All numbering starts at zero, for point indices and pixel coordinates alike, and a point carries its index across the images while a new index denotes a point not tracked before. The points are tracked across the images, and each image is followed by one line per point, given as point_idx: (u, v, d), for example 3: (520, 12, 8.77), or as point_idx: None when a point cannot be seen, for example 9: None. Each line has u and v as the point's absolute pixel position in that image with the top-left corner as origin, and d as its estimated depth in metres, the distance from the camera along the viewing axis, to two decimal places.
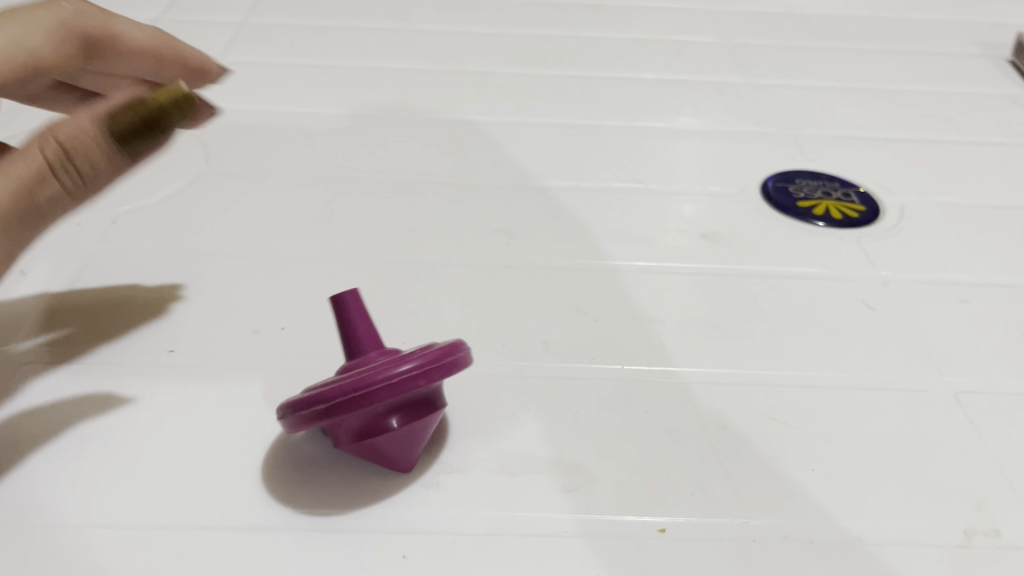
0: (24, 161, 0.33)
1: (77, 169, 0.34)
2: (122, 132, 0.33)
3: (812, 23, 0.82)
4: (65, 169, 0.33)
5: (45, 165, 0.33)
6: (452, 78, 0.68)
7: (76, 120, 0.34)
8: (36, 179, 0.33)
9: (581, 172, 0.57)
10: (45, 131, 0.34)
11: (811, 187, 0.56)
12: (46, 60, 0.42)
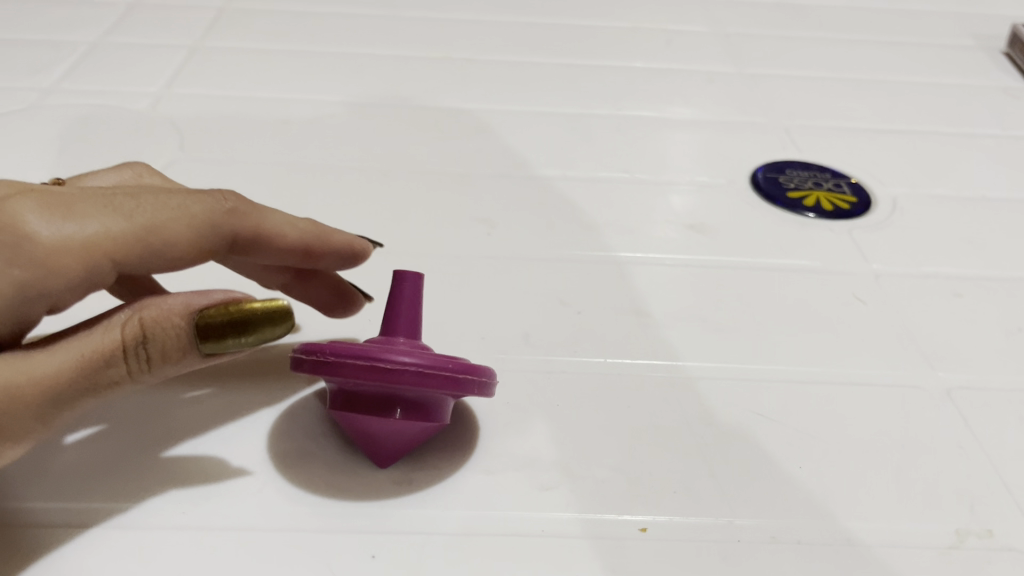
0: (97, 338, 0.29)
1: (149, 355, 0.29)
2: (217, 338, 0.30)
3: (803, 13, 0.80)
4: (142, 354, 0.29)
5: (118, 348, 0.29)
6: (436, 65, 0.67)
7: (167, 301, 0.30)
8: (104, 358, 0.29)
9: (566, 162, 0.56)
10: (131, 307, 0.30)
11: (801, 178, 0.55)
12: (181, 256, 0.32)
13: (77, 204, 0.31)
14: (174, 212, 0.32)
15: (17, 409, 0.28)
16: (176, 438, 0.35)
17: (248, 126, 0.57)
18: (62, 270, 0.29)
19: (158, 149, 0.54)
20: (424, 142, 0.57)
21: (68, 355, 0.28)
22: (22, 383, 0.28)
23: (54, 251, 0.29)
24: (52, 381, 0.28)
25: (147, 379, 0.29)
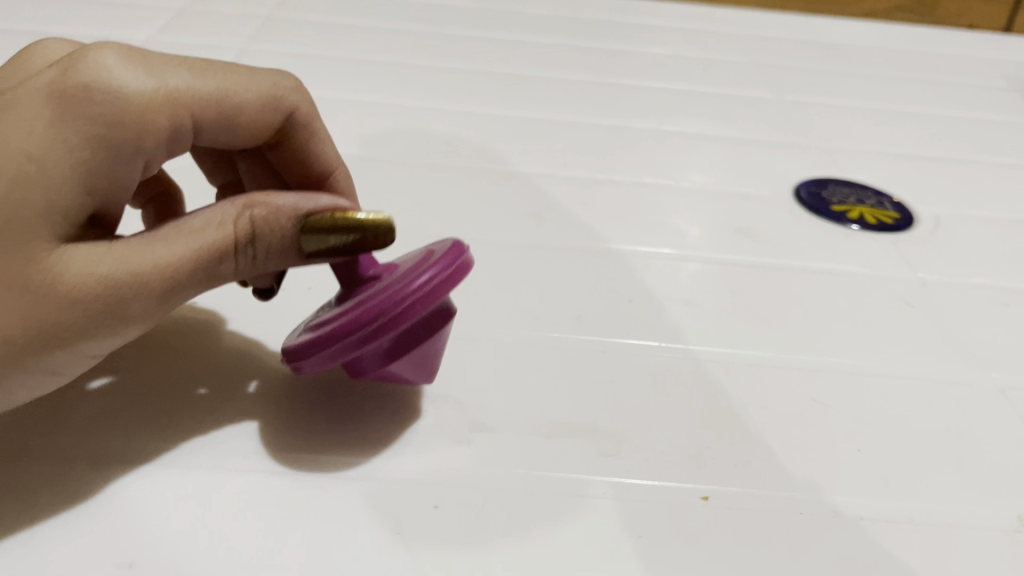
0: (212, 232, 0.31)
1: (256, 250, 0.32)
2: (323, 246, 0.32)
3: (838, 51, 0.82)
4: (251, 251, 0.32)
5: (230, 244, 0.31)
6: (480, 76, 0.68)
7: (275, 201, 0.32)
8: (219, 252, 0.31)
9: (611, 168, 0.56)
10: (240, 202, 0.32)
11: (843, 194, 0.55)
12: (247, 113, 0.37)
13: (154, 60, 0.33)
14: (241, 83, 0.37)
15: (142, 295, 0.30)
16: (238, 401, 0.35)
17: None
18: (150, 123, 0.32)
19: None
20: (470, 144, 0.57)
21: (186, 246, 0.31)
22: (151, 271, 0.30)
23: (145, 106, 0.32)
24: (174, 270, 0.31)
25: (251, 269, 0.32)
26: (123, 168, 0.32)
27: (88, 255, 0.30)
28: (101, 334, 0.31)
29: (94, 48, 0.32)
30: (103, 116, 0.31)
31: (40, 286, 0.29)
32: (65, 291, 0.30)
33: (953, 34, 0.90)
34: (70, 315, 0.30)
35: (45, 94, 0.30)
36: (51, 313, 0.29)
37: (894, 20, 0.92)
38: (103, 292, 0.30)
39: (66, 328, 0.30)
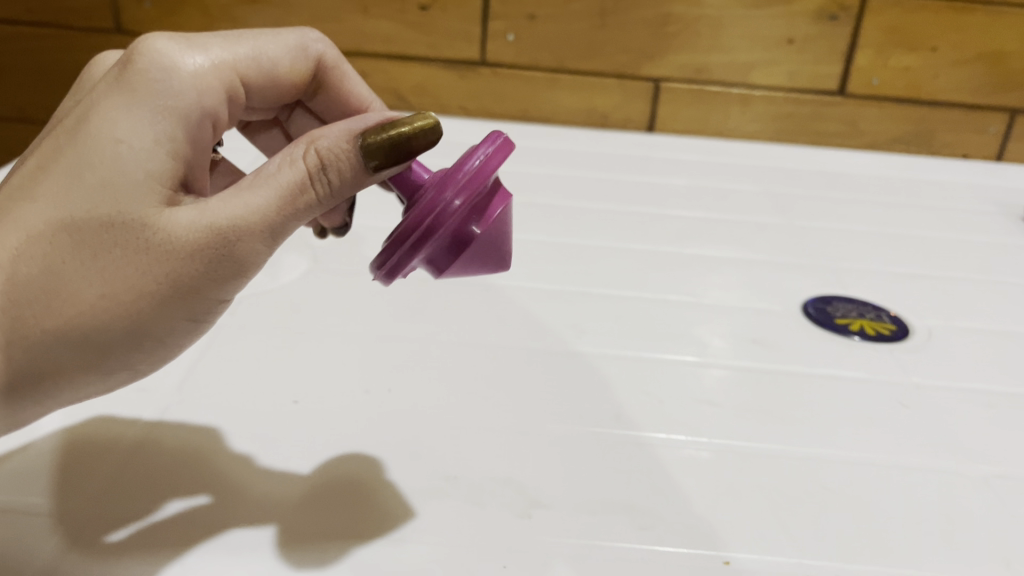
0: (288, 174, 0.39)
1: (329, 179, 0.39)
2: (375, 153, 0.39)
3: (841, 179, 0.91)
4: (324, 179, 0.39)
5: (305, 178, 0.39)
6: (523, 208, 0.77)
7: (332, 134, 0.39)
8: (299, 187, 0.39)
9: (638, 285, 0.64)
10: (304, 142, 0.39)
11: (846, 309, 0.63)
12: (283, 67, 0.50)
13: (195, 41, 0.44)
14: (260, 44, 0.49)
15: (250, 234, 0.39)
16: (341, 486, 0.42)
17: (370, 250, 0.67)
18: (207, 87, 0.43)
19: (298, 264, 0.63)
20: (517, 266, 0.66)
21: (272, 189, 0.39)
22: (248, 216, 0.39)
23: (197, 72, 0.43)
24: (267, 211, 0.39)
25: (329, 195, 0.40)
26: (197, 121, 0.42)
27: (195, 212, 0.39)
28: (223, 279, 0.39)
29: (143, 44, 0.42)
30: (166, 87, 0.41)
31: (162, 244, 0.38)
32: (185, 245, 0.38)
33: (949, 162, 0.99)
34: (195, 264, 0.38)
35: (115, 89, 0.40)
36: (180, 264, 0.38)
37: (895, 150, 1.02)
38: (216, 240, 0.38)
39: (201, 277, 0.39)
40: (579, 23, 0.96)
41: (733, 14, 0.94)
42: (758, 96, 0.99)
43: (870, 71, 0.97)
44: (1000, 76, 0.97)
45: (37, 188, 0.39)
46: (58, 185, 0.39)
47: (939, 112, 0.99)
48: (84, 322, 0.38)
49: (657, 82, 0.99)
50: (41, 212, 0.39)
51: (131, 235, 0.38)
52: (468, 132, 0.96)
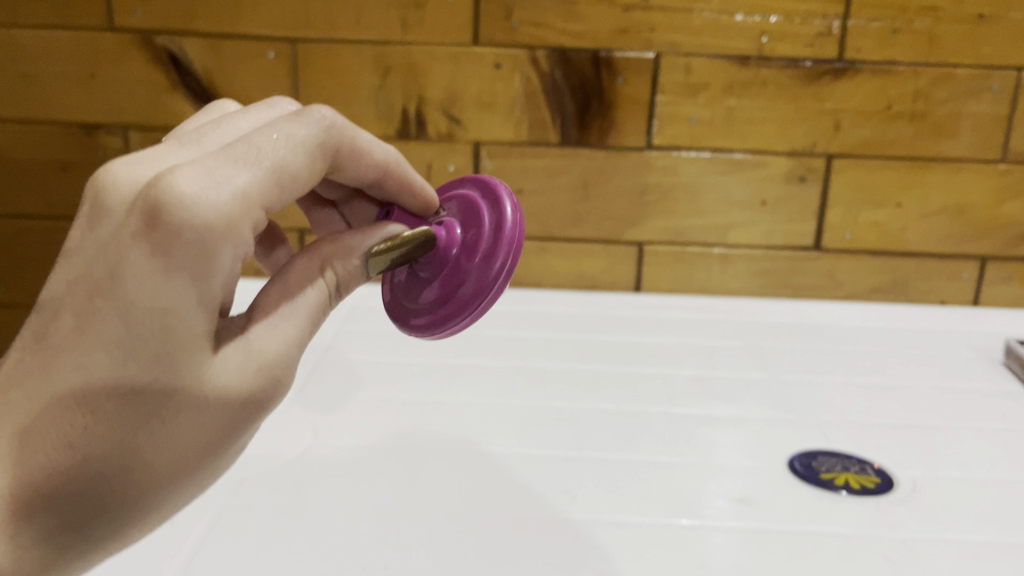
0: (313, 297, 0.45)
1: (341, 289, 0.47)
2: (380, 260, 0.48)
3: (823, 331, 0.95)
4: (337, 290, 0.47)
5: (327, 297, 0.46)
6: (516, 373, 0.81)
7: (345, 253, 0.47)
8: (320, 307, 0.46)
9: (628, 448, 0.66)
10: (321, 262, 0.46)
11: (831, 463, 0.65)
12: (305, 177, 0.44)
13: (216, 172, 0.39)
14: (283, 153, 0.42)
15: (287, 365, 0.43)
16: None
17: (369, 425, 0.69)
18: (239, 234, 0.39)
19: (298, 442, 0.66)
20: (511, 433, 0.68)
21: (301, 317, 0.45)
22: (285, 351, 0.43)
23: (230, 213, 0.39)
24: (297, 337, 0.44)
25: (337, 298, 0.47)
26: (232, 264, 0.40)
27: (238, 358, 0.41)
28: (265, 410, 0.43)
29: (168, 190, 0.37)
30: (204, 246, 0.38)
31: (216, 399, 0.40)
32: (239, 394, 0.41)
33: (927, 310, 1.03)
34: (243, 407, 0.41)
35: (151, 250, 0.37)
36: (232, 412, 0.41)
37: (874, 300, 1.06)
38: (266, 380, 0.42)
39: (248, 417, 0.42)
40: (564, 194, 1.02)
41: (708, 180, 1.01)
42: (738, 254, 1.04)
43: (842, 227, 1.03)
44: (965, 227, 1.02)
45: (76, 365, 0.38)
46: (98, 359, 0.37)
47: (913, 262, 1.04)
48: (147, 487, 0.40)
49: (641, 245, 1.04)
50: (90, 390, 0.37)
51: (184, 398, 0.39)
52: None
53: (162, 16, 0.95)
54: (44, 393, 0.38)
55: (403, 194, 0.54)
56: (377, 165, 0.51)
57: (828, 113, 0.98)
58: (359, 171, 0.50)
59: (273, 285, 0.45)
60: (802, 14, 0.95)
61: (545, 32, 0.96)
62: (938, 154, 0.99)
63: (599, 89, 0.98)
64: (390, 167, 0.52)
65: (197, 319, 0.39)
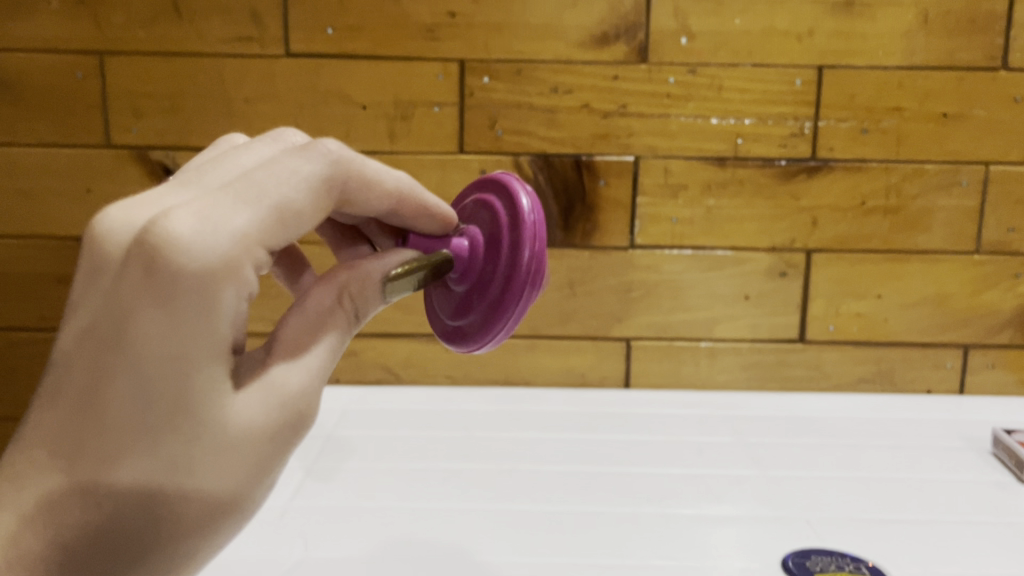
0: (332, 328, 0.44)
1: (360, 318, 0.46)
2: (399, 283, 0.48)
3: (812, 424, 0.95)
4: (357, 319, 0.46)
5: (348, 323, 0.45)
6: (508, 476, 0.81)
7: (365, 277, 0.46)
8: (340, 336, 0.45)
9: (622, 553, 0.66)
10: (336, 290, 0.45)
11: (825, 562, 0.64)
12: (310, 214, 0.43)
13: (214, 212, 0.38)
14: (285, 189, 0.41)
15: (315, 397, 0.43)
16: None
17: (360, 535, 0.69)
18: (242, 273, 0.38)
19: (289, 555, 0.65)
20: (504, 539, 0.68)
21: (323, 349, 0.44)
22: (310, 384, 0.42)
23: (234, 253, 0.38)
24: (322, 369, 0.43)
25: (356, 328, 0.46)
26: (236, 312, 0.39)
27: (261, 396, 0.41)
28: (292, 448, 0.42)
29: (167, 237, 0.37)
30: (212, 289, 0.37)
31: (241, 441, 0.39)
32: (266, 436, 0.40)
33: (913, 399, 1.04)
34: (269, 449, 0.41)
35: (156, 298, 0.36)
36: (261, 460, 0.40)
37: (861, 390, 1.07)
38: (293, 416, 0.41)
39: (277, 456, 0.41)
40: (551, 293, 1.04)
41: (692, 276, 1.03)
42: (725, 348, 1.05)
43: (825, 318, 1.04)
44: (945, 316, 1.04)
45: (88, 433, 0.36)
46: (112, 418, 0.36)
47: (897, 351, 1.05)
48: (179, 541, 0.39)
49: (629, 341, 1.05)
50: (105, 452, 0.36)
51: (206, 454, 0.38)
52: (454, 401, 1.01)
53: (158, 132, 0.98)
54: (53, 463, 0.37)
55: (421, 220, 0.55)
56: (391, 196, 0.50)
57: (804, 210, 1.01)
58: (372, 205, 0.50)
59: (291, 320, 0.44)
60: (773, 116, 0.99)
61: (528, 138, 1.00)
62: (914, 247, 1.02)
63: (582, 192, 1.01)
64: (403, 196, 0.51)
65: (213, 369, 0.38)
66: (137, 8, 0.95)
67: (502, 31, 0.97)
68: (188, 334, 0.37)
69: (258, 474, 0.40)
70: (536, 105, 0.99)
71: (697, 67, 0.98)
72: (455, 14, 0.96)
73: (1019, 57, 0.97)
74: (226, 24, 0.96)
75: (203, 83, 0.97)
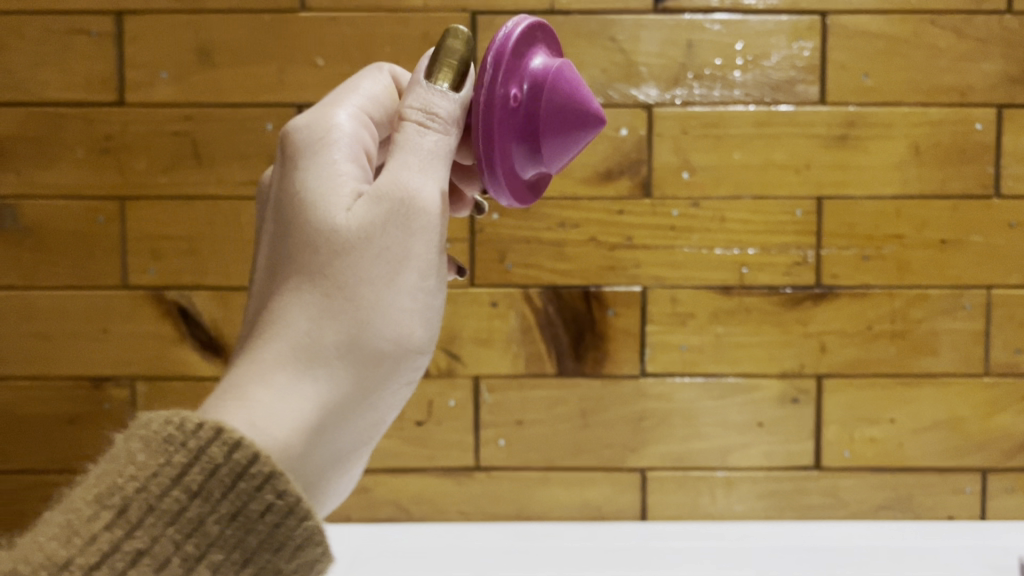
0: (405, 125, 0.51)
1: (436, 115, 0.52)
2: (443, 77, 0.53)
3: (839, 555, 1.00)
4: (432, 117, 0.52)
5: (419, 113, 0.52)
6: None
7: (409, 89, 0.53)
8: (419, 124, 0.51)
9: None
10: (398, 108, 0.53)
11: None
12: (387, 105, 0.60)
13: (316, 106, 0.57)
14: (357, 80, 0.59)
15: (415, 175, 0.50)
16: None
17: None
18: (337, 113, 0.54)
19: None
20: None
21: (410, 142, 0.51)
22: (402, 171, 0.49)
23: (318, 114, 0.54)
24: (414, 154, 0.50)
25: (440, 122, 0.52)
26: (337, 147, 0.51)
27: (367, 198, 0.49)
28: (420, 234, 0.49)
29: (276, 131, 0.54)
30: (309, 137, 0.52)
31: (356, 238, 0.48)
32: (378, 224, 0.48)
33: (932, 526, 1.03)
34: (398, 238, 0.48)
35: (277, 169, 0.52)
36: (383, 242, 0.48)
37: (881, 516, 1.05)
38: (398, 203, 0.48)
39: (405, 239, 0.49)
40: (563, 424, 1.03)
41: (703, 404, 1.03)
42: (741, 477, 1.04)
43: (840, 444, 1.04)
44: (960, 439, 1.03)
45: (271, 283, 0.49)
46: (276, 252, 0.50)
47: (914, 477, 1.04)
48: (350, 324, 0.48)
49: (644, 472, 1.04)
50: (275, 276, 0.49)
51: (353, 259, 0.48)
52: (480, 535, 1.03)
53: (174, 272, 1.00)
54: (251, 306, 0.51)
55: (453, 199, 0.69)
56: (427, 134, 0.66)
57: (812, 335, 1.02)
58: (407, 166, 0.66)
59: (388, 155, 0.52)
60: (777, 246, 1.01)
61: (537, 271, 1.01)
62: (923, 370, 1.03)
63: (592, 322, 1.02)
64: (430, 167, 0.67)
65: (334, 190, 0.50)
66: (159, 154, 0.99)
67: None
68: (309, 163, 0.51)
69: (408, 255, 0.49)
70: (544, 239, 1.01)
71: (700, 200, 1.01)
72: None
73: (1010, 184, 1.01)
74: (242, 168, 0.99)
75: (221, 225, 0.99)
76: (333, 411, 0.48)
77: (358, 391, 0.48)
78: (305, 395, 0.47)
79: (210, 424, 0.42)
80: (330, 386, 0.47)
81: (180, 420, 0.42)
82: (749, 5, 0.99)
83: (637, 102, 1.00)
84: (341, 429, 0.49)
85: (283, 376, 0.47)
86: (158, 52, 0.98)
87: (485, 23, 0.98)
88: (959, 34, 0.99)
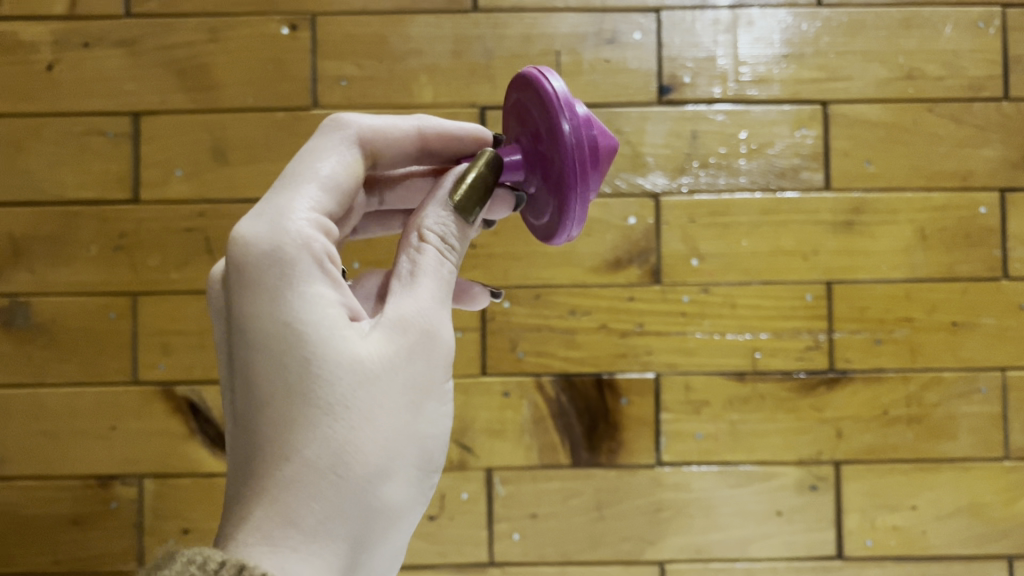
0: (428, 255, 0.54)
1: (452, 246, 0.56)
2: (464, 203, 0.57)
3: None
4: (446, 243, 0.55)
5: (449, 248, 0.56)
6: None
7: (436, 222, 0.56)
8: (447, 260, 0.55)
9: None
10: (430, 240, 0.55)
11: None
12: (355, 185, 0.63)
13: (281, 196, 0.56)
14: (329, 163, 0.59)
15: (436, 302, 0.53)
16: None
17: None
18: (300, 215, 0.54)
19: None
20: None
21: (435, 271, 0.54)
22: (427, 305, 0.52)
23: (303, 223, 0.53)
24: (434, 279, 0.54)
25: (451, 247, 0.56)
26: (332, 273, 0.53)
27: (400, 336, 0.51)
28: (440, 363, 0.52)
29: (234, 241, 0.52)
30: (288, 258, 0.51)
31: (382, 373, 0.49)
32: (401, 356, 0.50)
33: None
34: (420, 367, 0.50)
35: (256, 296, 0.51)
36: (410, 372, 0.50)
37: None
38: (420, 333, 0.51)
39: (429, 371, 0.51)
40: (579, 516, 1.02)
41: (720, 493, 1.01)
42: (761, 568, 1.01)
43: (862, 533, 1.01)
44: (984, 525, 1.01)
45: (268, 437, 0.48)
46: (278, 402, 0.49)
47: (941, 565, 1.01)
48: (368, 455, 0.48)
49: (662, 564, 1.02)
50: (278, 426, 0.48)
51: (370, 393, 0.49)
52: None
53: (184, 367, 0.99)
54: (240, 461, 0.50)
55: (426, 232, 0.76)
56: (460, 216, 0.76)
57: (828, 421, 1.01)
58: None
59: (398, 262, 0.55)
60: (788, 331, 1.01)
61: (549, 359, 1.01)
62: (943, 455, 1.01)
63: (605, 412, 1.01)
64: None
65: (338, 326, 0.50)
66: (171, 251, 1.00)
67: (521, 261, 1.01)
68: (287, 287, 0.51)
69: (431, 386, 0.51)
70: (556, 327, 1.01)
71: (709, 287, 1.01)
72: (476, 246, 1.01)
73: (1018, 267, 1.02)
74: None
75: None
76: (370, 542, 0.48)
77: (384, 521, 0.49)
78: (337, 531, 0.47)
79: (235, 565, 0.42)
80: (360, 520, 0.48)
81: (201, 561, 0.41)
82: (751, 97, 1.01)
83: (644, 191, 1.01)
84: (379, 560, 0.50)
85: (333, 517, 0.47)
86: (172, 151, 1.00)
87: (494, 118, 1.00)
88: (958, 120, 1.02)
